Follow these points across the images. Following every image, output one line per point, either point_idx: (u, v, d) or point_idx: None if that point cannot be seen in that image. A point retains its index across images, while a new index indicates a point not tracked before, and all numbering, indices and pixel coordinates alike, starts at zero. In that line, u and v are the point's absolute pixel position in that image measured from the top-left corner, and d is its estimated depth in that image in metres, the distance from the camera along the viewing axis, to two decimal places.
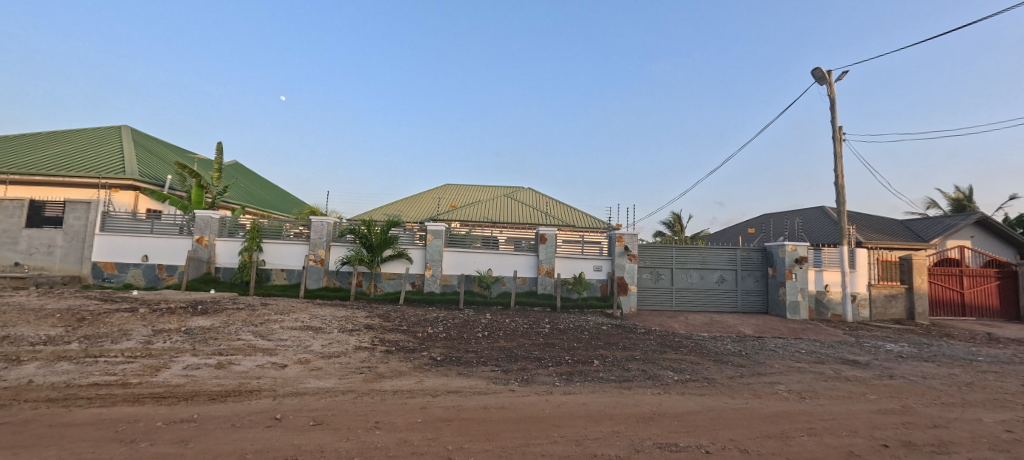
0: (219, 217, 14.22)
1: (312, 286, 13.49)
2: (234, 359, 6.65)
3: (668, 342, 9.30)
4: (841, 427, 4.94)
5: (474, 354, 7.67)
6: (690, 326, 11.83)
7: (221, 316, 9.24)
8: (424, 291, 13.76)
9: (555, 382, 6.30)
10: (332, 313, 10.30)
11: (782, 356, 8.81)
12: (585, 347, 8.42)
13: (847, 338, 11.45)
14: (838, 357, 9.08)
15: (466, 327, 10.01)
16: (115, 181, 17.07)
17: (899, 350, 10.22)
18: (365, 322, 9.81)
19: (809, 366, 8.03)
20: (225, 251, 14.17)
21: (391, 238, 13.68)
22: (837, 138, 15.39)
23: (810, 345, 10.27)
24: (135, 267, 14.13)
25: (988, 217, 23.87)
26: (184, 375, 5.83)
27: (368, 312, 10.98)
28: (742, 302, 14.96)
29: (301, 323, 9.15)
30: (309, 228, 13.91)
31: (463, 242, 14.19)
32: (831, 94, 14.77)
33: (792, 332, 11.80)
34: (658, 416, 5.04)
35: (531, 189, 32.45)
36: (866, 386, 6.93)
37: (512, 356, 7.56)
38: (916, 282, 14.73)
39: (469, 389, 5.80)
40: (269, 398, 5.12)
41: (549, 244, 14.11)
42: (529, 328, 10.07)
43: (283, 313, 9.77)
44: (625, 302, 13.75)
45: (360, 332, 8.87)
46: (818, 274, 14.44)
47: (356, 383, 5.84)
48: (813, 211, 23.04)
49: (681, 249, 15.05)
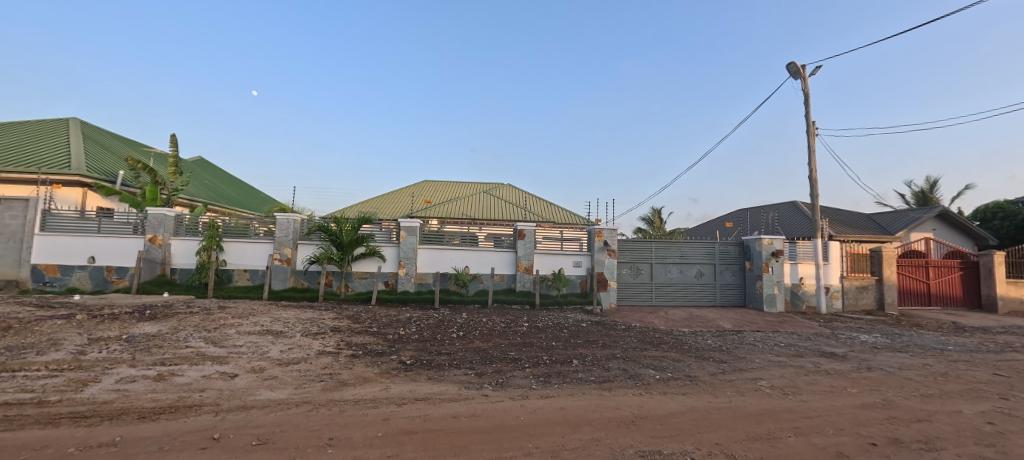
0: (175, 214, 13.24)
1: (277, 288, 12.70)
2: (178, 369, 5.99)
3: (648, 339, 9.07)
4: (827, 425, 4.75)
5: (446, 356, 7.22)
6: (670, 322, 11.69)
7: (171, 321, 8.48)
8: (398, 290, 13.16)
9: (531, 384, 5.92)
10: (297, 316, 9.64)
11: (761, 350, 8.73)
12: (563, 345, 8.10)
13: (823, 330, 11.56)
14: (816, 350, 9.06)
15: (441, 328, 9.53)
16: (58, 176, 15.75)
17: (873, 340, 10.33)
18: (332, 324, 9.22)
19: (790, 360, 7.94)
20: (181, 250, 13.15)
21: (363, 235, 13.05)
22: (810, 132, 15.55)
23: (788, 338, 10.28)
24: (81, 269, 12.99)
25: (948, 209, 24.98)
26: (115, 390, 5.16)
27: (336, 314, 10.36)
28: (721, 296, 15.00)
29: (261, 327, 8.46)
30: (275, 225, 13.10)
31: (439, 238, 13.68)
32: (805, 89, 14.89)
33: (770, 325, 11.83)
34: (640, 419, 4.74)
35: (512, 186, 32.05)
36: (845, 379, 6.86)
37: (487, 358, 7.14)
38: (886, 274, 15.10)
39: (439, 396, 5.36)
40: (210, 414, 4.55)
41: (527, 241, 13.77)
42: (506, 327, 9.71)
43: (241, 317, 9.04)
44: (605, 298, 13.61)
45: (326, 335, 8.29)
46: (794, 266, 14.60)
47: (313, 393, 5.31)
48: (787, 206, 23.48)
49: (661, 243, 14.93)
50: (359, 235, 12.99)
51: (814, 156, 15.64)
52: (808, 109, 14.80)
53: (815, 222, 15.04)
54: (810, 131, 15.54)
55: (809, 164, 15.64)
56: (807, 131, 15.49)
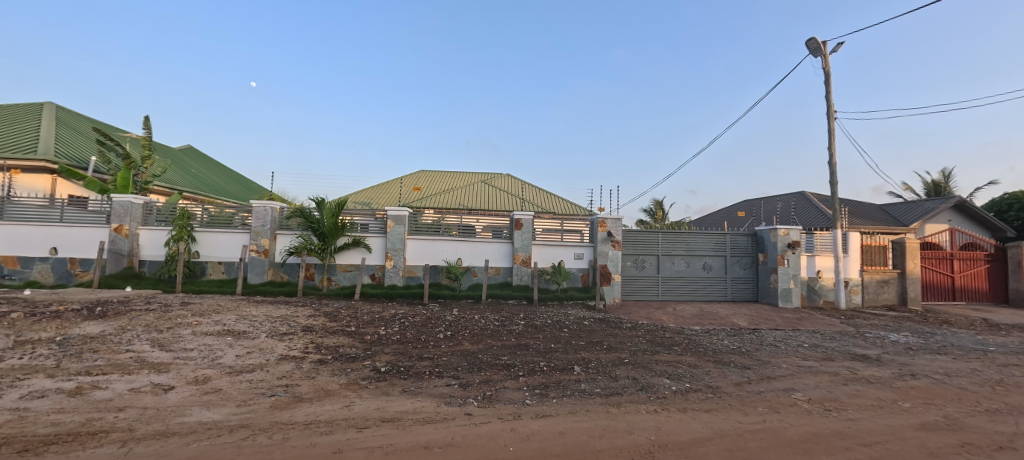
0: (143, 202, 12.20)
1: (253, 281, 11.72)
2: (103, 380, 5.02)
3: (658, 340, 8.10)
4: (894, 457, 3.78)
5: (428, 362, 6.24)
6: (680, 319, 10.72)
7: (120, 319, 7.52)
8: (385, 284, 12.18)
9: (525, 399, 4.95)
10: (267, 313, 8.66)
11: (786, 353, 7.78)
12: (563, 348, 7.12)
13: (847, 328, 10.58)
14: (846, 352, 8.10)
15: (427, 327, 8.57)
16: (19, 162, 14.75)
17: (904, 340, 9.37)
18: (305, 323, 8.23)
19: (821, 365, 6.97)
20: (150, 241, 12.13)
21: (345, 224, 12.05)
22: (830, 113, 14.41)
23: (811, 337, 9.33)
24: (42, 261, 12.00)
25: (965, 199, 23.97)
26: (11, 410, 4.18)
27: (312, 311, 9.39)
28: (732, 290, 14.02)
29: (221, 327, 7.48)
30: (250, 214, 12.08)
31: (430, 228, 12.69)
32: (826, 67, 13.73)
33: (788, 323, 10.86)
34: (658, 449, 3.77)
35: (511, 176, 30.96)
36: (892, 390, 5.89)
37: (475, 364, 6.15)
38: (909, 267, 14.10)
39: (412, 416, 4.39)
40: (115, 445, 3.58)
41: (524, 231, 12.76)
42: (500, 326, 8.73)
43: (202, 315, 8.07)
44: (608, 293, 12.64)
45: (294, 336, 7.31)
46: (811, 259, 13.60)
47: (258, 412, 4.34)
48: (798, 196, 22.40)
49: (668, 234, 13.94)
50: (341, 223, 12.00)
51: (833, 141, 14.49)
52: (829, 90, 13.66)
53: (835, 211, 13.98)
54: (830, 112, 14.39)
55: (828, 151, 14.54)
56: (827, 113, 14.34)
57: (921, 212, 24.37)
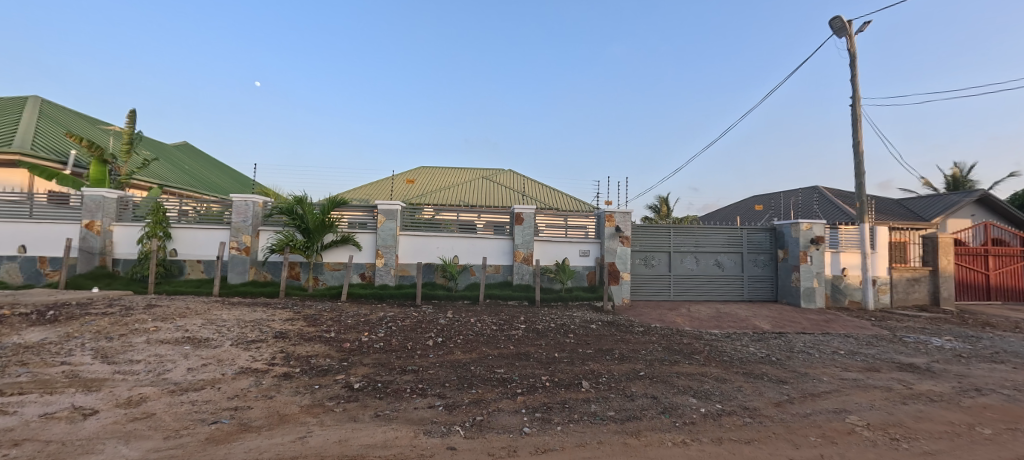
0: (117, 196, 11.42)
1: (233, 281, 10.88)
2: (14, 403, 4.16)
3: (675, 347, 7.17)
4: None
5: (412, 376, 5.35)
6: (695, 322, 9.79)
7: (69, 326, 6.68)
8: (375, 284, 11.33)
9: (523, 427, 4.03)
10: (240, 317, 7.81)
11: (822, 362, 6.84)
12: (568, 358, 6.20)
13: (882, 331, 9.60)
14: (890, 361, 7.14)
15: (416, 332, 7.68)
16: None
17: (951, 346, 8.38)
18: (280, 328, 7.38)
19: (868, 379, 6.01)
20: (124, 238, 11.33)
21: (332, 220, 11.17)
22: (856, 98, 13.33)
23: (846, 342, 8.36)
24: (10, 260, 11.23)
25: (989, 194, 22.80)
26: None
27: (291, 314, 8.53)
28: (749, 289, 13.05)
29: (183, 334, 6.63)
30: (231, 209, 11.24)
31: (425, 223, 11.79)
32: (851, 48, 12.67)
33: (815, 325, 9.90)
34: None
35: (512, 172, 30.01)
36: (962, 410, 4.93)
37: (466, 378, 5.25)
38: (941, 264, 13.09)
39: (381, 452, 3.48)
40: None
41: (525, 226, 11.84)
42: (498, 331, 7.84)
43: (164, 320, 7.24)
44: (616, 293, 11.70)
45: (262, 344, 6.43)
46: (835, 256, 12.60)
47: (187, 448, 3.46)
48: (814, 190, 21.35)
49: (680, 229, 12.99)
50: (328, 219, 11.12)
51: (859, 129, 13.43)
52: (855, 72, 12.61)
53: (862, 203, 12.93)
54: (856, 96, 13.32)
55: (853, 140, 13.50)
56: (852, 99, 13.28)
57: (943, 208, 23.23)
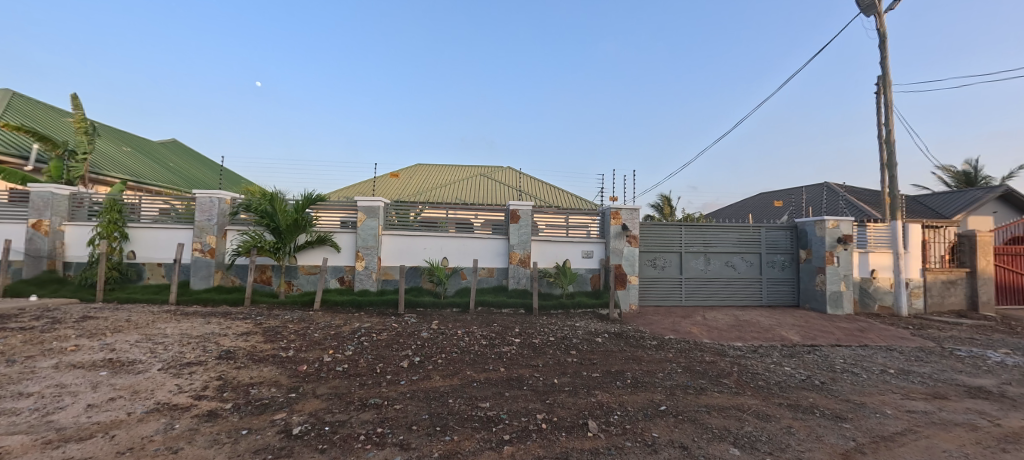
0: (69, 192, 10.31)
1: (196, 287, 9.78)
2: None
3: (698, 367, 6.03)
4: None
5: (372, 415, 4.19)
6: (714, 332, 8.64)
7: None
8: (355, 289, 10.19)
9: None
10: (186, 331, 6.68)
11: (878, 387, 5.68)
12: (571, 385, 5.06)
13: (928, 343, 8.43)
14: (955, 384, 5.97)
15: (391, 349, 6.53)
16: None
17: (1013, 361, 7.23)
18: (230, 345, 6.23)
19: (941, 411, 4.85)
20: (76, 239, 10.22)
21: (307, 219, 10.03)
22: (887, 81, 12.13)
23: (893, 358, 7.21)
24: None
25: (1012, 190, 21.62)
26: None
27: (251, 326, 7.41)
28: (767, 292, 11.90)
29: (104, 355, 5.47)
30: (194, 206, 10.10)
31: (411, 222, 10.66)
32: (882, 27, 11.49)
33: (850, 336, 8.75)
34: None
35: (512, 170, 28.84)
36: None
37: (441, 418, 4.11)
38: (980, 265, 11.92)
39: None
40: None
41: (522, 224, 10.69)
42: (488, 347, 6.69)
43: (92, 337, 6.11)
44: (623, 299, 10.56)
45: (199, 368, 5.30)
46: (864, 257, 11.44)
47: None
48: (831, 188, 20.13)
49: (691, 228, 11.85)
50: (303, 218, 9.98)
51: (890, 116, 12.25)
52: (886, 54, 11.43)
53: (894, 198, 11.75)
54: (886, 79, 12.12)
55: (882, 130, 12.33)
56: (882, 84, 12.11)
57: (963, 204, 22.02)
